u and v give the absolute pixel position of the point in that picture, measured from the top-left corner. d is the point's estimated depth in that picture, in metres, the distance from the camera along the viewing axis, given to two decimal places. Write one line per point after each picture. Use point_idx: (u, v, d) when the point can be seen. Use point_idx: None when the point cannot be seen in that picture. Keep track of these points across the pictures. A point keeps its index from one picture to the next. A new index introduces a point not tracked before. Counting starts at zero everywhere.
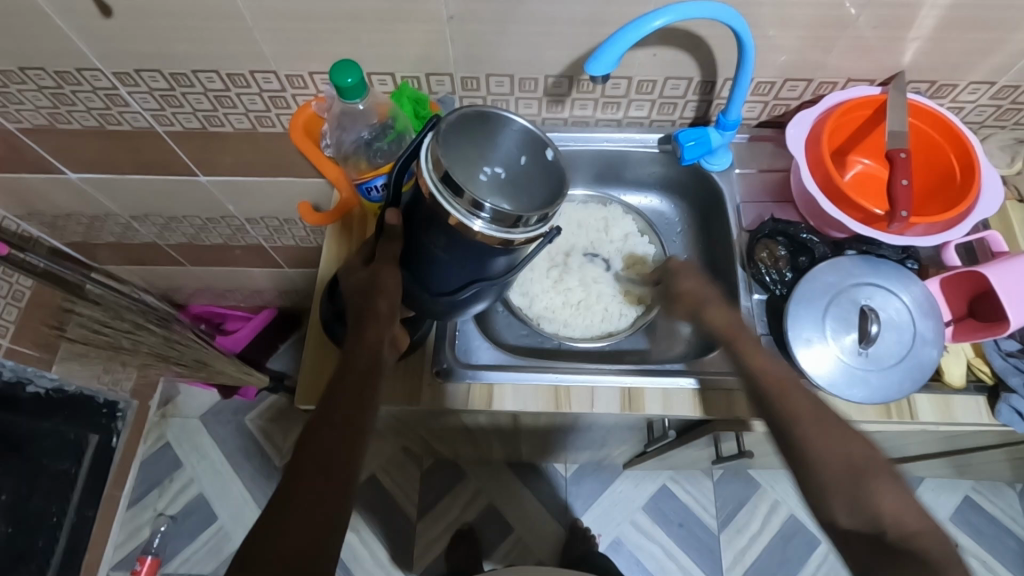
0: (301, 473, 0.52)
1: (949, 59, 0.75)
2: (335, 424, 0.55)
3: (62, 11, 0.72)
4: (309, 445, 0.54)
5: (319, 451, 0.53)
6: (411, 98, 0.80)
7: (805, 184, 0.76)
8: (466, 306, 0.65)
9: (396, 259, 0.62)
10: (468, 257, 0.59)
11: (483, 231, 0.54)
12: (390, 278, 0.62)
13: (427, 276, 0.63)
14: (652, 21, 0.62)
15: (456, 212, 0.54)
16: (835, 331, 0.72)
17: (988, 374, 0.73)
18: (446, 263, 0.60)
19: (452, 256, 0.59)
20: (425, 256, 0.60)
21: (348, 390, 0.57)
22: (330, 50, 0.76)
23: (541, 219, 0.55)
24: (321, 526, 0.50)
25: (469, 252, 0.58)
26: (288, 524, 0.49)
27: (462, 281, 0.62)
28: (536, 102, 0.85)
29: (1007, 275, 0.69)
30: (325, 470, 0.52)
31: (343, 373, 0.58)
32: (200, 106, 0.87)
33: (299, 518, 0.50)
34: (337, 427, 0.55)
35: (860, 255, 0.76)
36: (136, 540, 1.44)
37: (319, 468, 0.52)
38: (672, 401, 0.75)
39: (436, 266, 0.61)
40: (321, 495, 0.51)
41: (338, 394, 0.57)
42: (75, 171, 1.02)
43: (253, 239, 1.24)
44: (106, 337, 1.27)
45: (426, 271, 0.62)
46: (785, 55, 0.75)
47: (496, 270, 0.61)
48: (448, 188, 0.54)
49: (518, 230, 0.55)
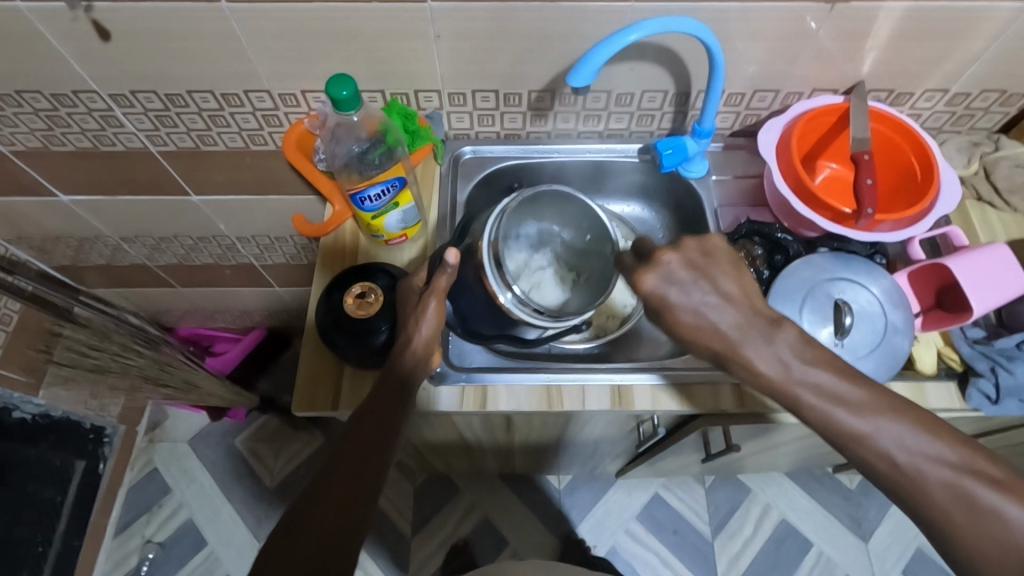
0: (340, 468, 0.61)
1: (905, 69, 0.80)
2: (374, 423, 0.64)
3: (62, 36, 0.74)
4: (348, 445, 0.63)
5: (356, 451, 0.62)
6: (401, 112, 0.84)
7: (777, 186, 0.80)
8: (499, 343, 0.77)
9: (443, 292, 0.69)
10: (501, 316, 0.73)
11: (508, 305, 0.71)
12: (434, 310, 0.69)
13: (466, 313, 0.75)
14: (627, 36, 0.66)
15: (495, 286, 0.70)
16: (813, 324, 0.76)
17: (957, 361, 0.76)
18: (485, 310, 0.73)
19: (490, 308, 0.73)
20: (465, 294, 0.74)
21: (385, 400, 0.66)
22: (322, 69, 0.80)
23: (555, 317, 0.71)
24: (352, 508, 0.59)
25: (500, 319, 0.73)
26: (324, 508, 0.58)
27: (493, 328, 0.74)
28: (520, 116, 0.89)
29: (970, 265, 0.73)
30: (360, 469, 0.61)
31: (382, 382, 0.67)
32: (194, 125, 0.90)
33: (334, 501, 0.59)
34: (376, 428, 0.64)
35: (832, 252, 0.80)
36: (123, 569, 1.41)
37: (355, 466, 0.61)
38: (659, 396, 0.77)
39: (472, 307, 0.74)
40: (351, 490, 0.60)
41: (375, 404, 0.65)
42: (66, 192, 1.04)
43: (244, 258, 1.26)
44: (94, 360, 1.25)
45: (463, 306, 0.75)
46: (753, 68, 0.80)
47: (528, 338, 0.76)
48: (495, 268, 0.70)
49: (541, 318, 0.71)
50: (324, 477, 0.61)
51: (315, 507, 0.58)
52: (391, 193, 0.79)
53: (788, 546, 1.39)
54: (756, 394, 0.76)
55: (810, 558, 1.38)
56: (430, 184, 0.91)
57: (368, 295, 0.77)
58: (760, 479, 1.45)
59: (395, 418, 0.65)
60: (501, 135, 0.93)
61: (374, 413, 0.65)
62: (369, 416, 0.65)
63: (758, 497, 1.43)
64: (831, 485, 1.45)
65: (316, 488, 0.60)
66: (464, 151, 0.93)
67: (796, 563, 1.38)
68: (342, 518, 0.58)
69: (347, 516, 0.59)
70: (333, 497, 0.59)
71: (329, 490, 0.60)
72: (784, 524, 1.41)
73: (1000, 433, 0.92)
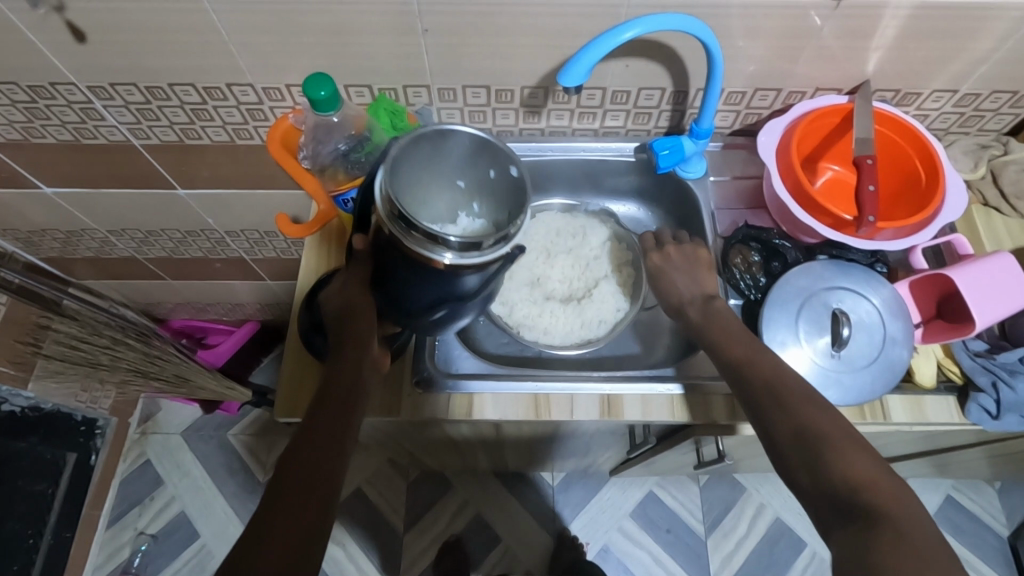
0: (291, 477, 0.55)
1: (912, 68, 0.77)
2: (331, 420, 0.59)
3: (36, 28, 0.72)
4: (293, 463, 0.56)
5: (304, 469, 0.55)
6: (388, 110, 0.80)
7: (776, 190, 0.78)
8: (454, 322, 0.67)
9: (368, 282, 0.65)
10: (434, 279, 0.60)
11: (453, 261, 0.57)
12: (364, 303, 0.65)
13: (399, 298, 0.64)
14: (622, 33, 0.63)
15: (420, 247, 0.57)
16: (809, 334, 0.73)
17: (957, 373, 0.74)
18: (416, 288, 0.62)
19: (421, 277, 0.60)
20: (388, 279, 0.63)
21: (341, 401, 0.61)
22: (306, 64, 0.77)
23: (497, 242, 0.57)
24: (315, 511, 0.54)
25: (437, 278, 0.60)
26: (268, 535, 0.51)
27: (431, 302, 0.63)
28: (512, 112, 0.86)
29: (974, 276, 0.70)
30: (309, 488, 0.55)
31: (332, 384, 0.62)
32: (177, 119, 0.87)
33: (292, 505, 0.53)
34: (331, 424, 0.59)
35: (831, 260, 0.77)
36: (116, 561, 1.41)
37: (303, 485, 0.55)
38: (651, 407, 0.75)
39: (405, 287, 0.62)
40: (311, 488, 0.55)
41: (324, 417, 0.59)
42: (51, 185, 1.01)
43: (234, 252, 1.24)
44: (83, 353, 1.24)
45: (393, 292, 0.64)
46: (754, 65, 0.77)
47: (471, 288, 0.62)
48: (405, 226, 0.56)
49: (491, 251, 0.58)
50: (279, 479, 0.55)
51: (261, 535, 0.51)
52: None
53: (782, 546, 1.38)
54: None
55: (804, 559, 1.37)
56: None
57: None
58: (755, 478, 1.44)
59: (346, 430, 0.60)
60: (493, 132, 0.90)
61: (324, 424, 0.59)
62: (318, 430, 0.58)
63: (753, 496, 1.42)
64: None
65: (274, 493, 0.54)
66: None
67: (789, 562, 1.37)
68: (307, 519, 0.53)
69: (295, 543, 0.51)
70: (280, 522, 0.52)
71: (287, 492, 0.54)
72: (778, 524, 1.40)
73: (1000, 442, 0.90)
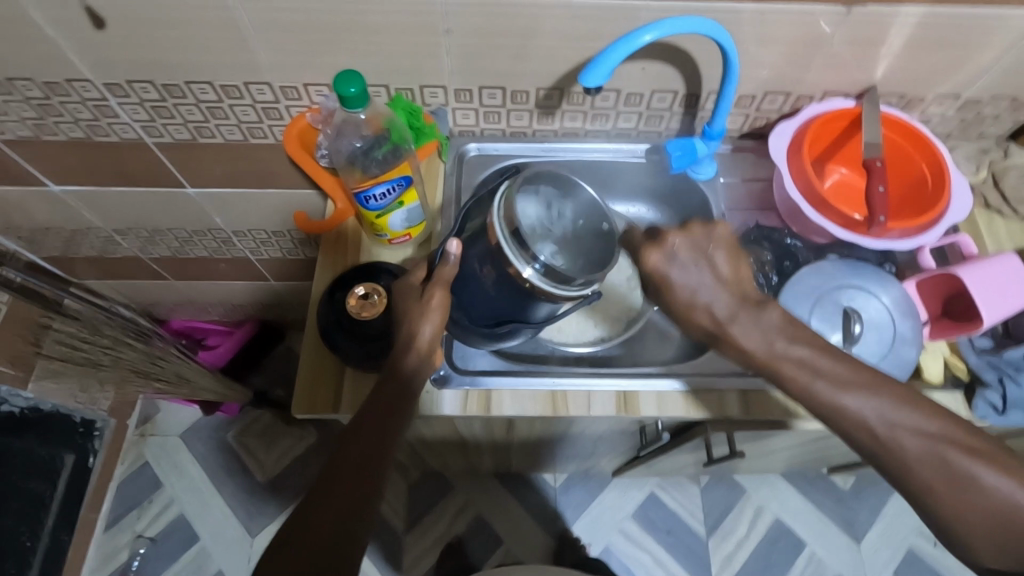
0: (334, 482, 0.58)
1: (919, 74, 0.79)
2: (377, 427, 0.61)
3: (56, 23, 0.72)
4: (341, 463, 0.59)
5: (348, 470, 0.58)
6: (406, 108, 0.82)
7: (787, 190, 0.79)
8: (503, 338, 0.70)
9: (447, 284, 0.65)
10: (514, 297, 0.64)
11: (535, 282, 0.60)
12: (439, 303, 0.65)
13: (468, 304, 0.68)
14: (642, 36, 0.65)
15: (517, 262, 0.60)
16: (820, 331, 0.75)
17: (963, 370, 0.76)
18: (491, 298, 0.65)
19: (499, 292, 0.64)
20: (469, 283, 0.66)
21: (387, 405, 0.62)
22: (326, 63, 0.78)
23: (586, 282, 0.61)
24: (354, 517, 0.57)
25: (516, 295, 0.63)
26: (311, 530, 0.55)
27: (498, 317, 0.67)
28: (526, 114, 0.87)
29: (982, 275, 0.72)
30: (355, 490, 0.58)
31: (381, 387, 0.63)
32: (191, 117, 0.87)
33: (331, 511, 0.56)
34: (373, 428, 0.61)
35: (840, 259, 0.80)
36: (114, 564, 1.39)
37: (337, 510, 0.56)
38: (666, 402, 0.76)
39: (479, 294, 0.66)
40: (352, 494, 0.57)
41: (375, 417, 0.61)
42: (58, 183, 1.01)
43: (240, 251, 1.23)
44: (83, 354, 1.21)
45: (466, 298, 0.67)
46: (766, 70, 0.79)
47: (536, 316, 0.65)
48: (514, 240, 0.60)
49: (573, 290, 0.61)
50: (325, 481, 0.58)
51: (305, 529, 0.55)
52: (396, 193, 0.77)
53: (781, 547, 1.40)
54: (762, 399, 0.76)
55: (802, 560, 1.39)
56: (434, 180, 0.89)
57: (371, 296, 0.76)
58: (756, 479, 1.45)
59: (392, 432, 0.61)
60: (507, 133, 0.91)
61: (367, 433, 0.60)
62: (365, 433, 0.61)
63: (753, 497, 1.44)
64: (824, 486, 1.45)
65: (316, 495, 0.57)
66: (469, 148, 0.91)
67: (788, 564, 1.38)
68: (343, 525, 0.56)
69: (332, 543, 0.55)
70: (323, 520, 0.56)
71: (330, 498, 0.57)
72: (777, 524, 1.42)
73: None
